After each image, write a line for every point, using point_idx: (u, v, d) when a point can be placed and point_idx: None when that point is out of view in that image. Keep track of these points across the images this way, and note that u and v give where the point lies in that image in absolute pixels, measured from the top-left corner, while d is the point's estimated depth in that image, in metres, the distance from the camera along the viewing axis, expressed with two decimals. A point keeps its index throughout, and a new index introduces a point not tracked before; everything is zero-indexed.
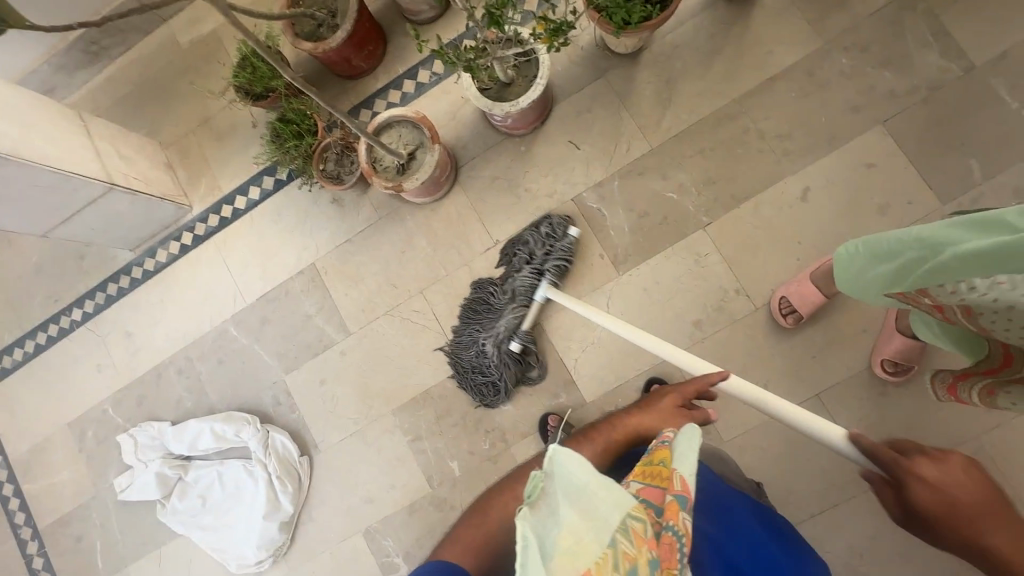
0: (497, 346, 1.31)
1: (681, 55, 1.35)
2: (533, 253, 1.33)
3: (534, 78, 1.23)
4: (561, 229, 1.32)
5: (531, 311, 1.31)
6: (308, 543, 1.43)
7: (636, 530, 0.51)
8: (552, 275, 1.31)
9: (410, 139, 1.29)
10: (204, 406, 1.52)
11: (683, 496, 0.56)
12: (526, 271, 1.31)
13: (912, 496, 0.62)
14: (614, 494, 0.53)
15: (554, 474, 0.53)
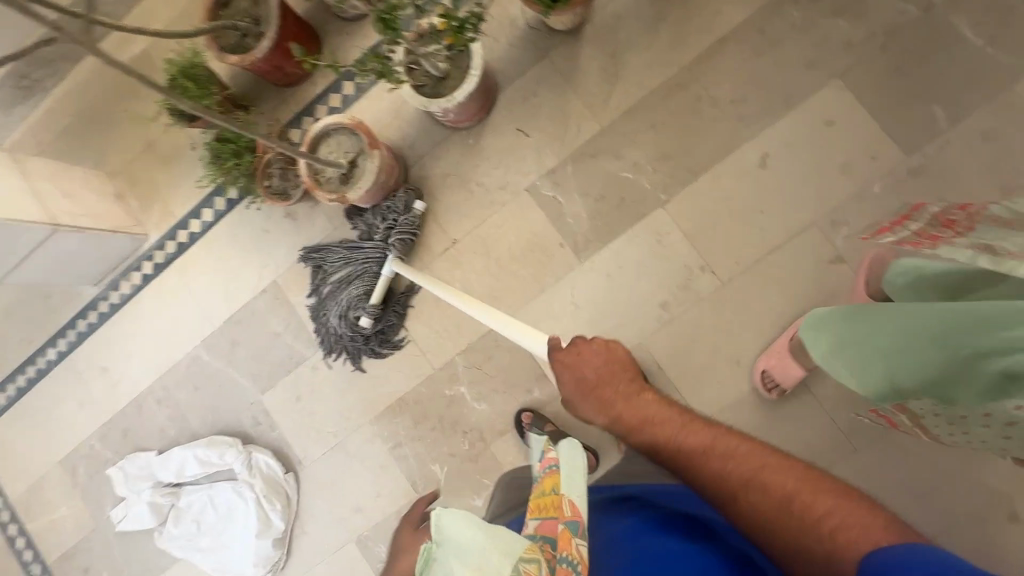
0: (348, 317, 1.37)
1: (625, 25, 1.28)
2: (374, 229, 1.36)
3: (468, 69, 1.18)
4: (399, 202, 1.34)
5: (378, 283, 1.34)
6: (304, 556, 1.46)
7: (529, 572, 0.58)
8: (397, 248, 1.33)
9: (350, 148, 1.24)
10: (187, 432, 1.53)
11: (575, 521, 0.62)
12: (371, 246, 1.35)
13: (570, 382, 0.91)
14: (500, 544, 0.59)
15: (443, 544, 0.60)
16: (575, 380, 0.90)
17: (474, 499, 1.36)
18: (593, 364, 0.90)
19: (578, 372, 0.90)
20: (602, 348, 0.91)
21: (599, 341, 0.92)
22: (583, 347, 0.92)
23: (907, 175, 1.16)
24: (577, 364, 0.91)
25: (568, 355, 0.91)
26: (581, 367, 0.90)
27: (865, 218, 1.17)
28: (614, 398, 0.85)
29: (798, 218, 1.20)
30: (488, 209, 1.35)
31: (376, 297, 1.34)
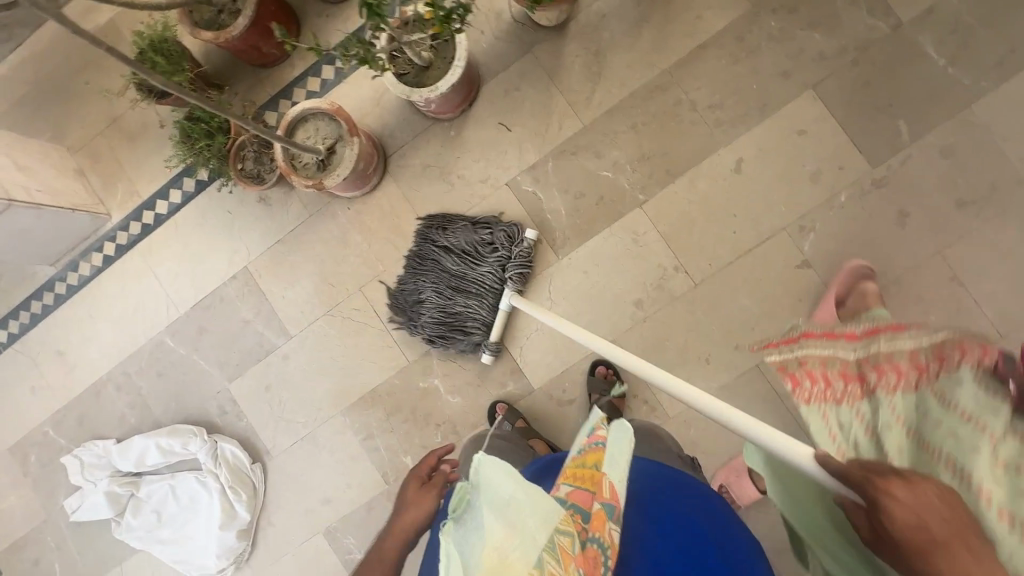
0: (463, 340, 1.31)
1: (609, 24, 1.29)
2: (499, 254, 1.29)
3: (452, 60, 1.17)
4: (511, 232, 1.29)
5: (497, 319, 1.29)
6: (269, 548, 1.43)
7: (562, 547, 0.57)
8: (516, 283, 1.28)
9: (330, 135, 1.21)
10: (148, 420, 1.48)
11: (611, 506, 0.67)
12: (492, 272, 1.29)
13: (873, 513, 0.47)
14: (541, 510, 0.57)
15: (479, 484, 0.58)
16: (892, 530, 0.46)
17: None
18: (920, 515, 0.45)
19: (892, 517, 0.45)
20: (944, 499, 0.45)
21: (940, 487, 0.46)
22: (913, 479, 0.46)
23: (871, 186, 1.21)
24: (898, 509, 0.45)
25: (875, 480, 0.47)
26: (911, 511, 0.45)
27: (831, 226, 1.22)
28: None
29: (769, 224, 1.24)
30: (468, 201, 1.34)
31: (497, 334, 1.30)
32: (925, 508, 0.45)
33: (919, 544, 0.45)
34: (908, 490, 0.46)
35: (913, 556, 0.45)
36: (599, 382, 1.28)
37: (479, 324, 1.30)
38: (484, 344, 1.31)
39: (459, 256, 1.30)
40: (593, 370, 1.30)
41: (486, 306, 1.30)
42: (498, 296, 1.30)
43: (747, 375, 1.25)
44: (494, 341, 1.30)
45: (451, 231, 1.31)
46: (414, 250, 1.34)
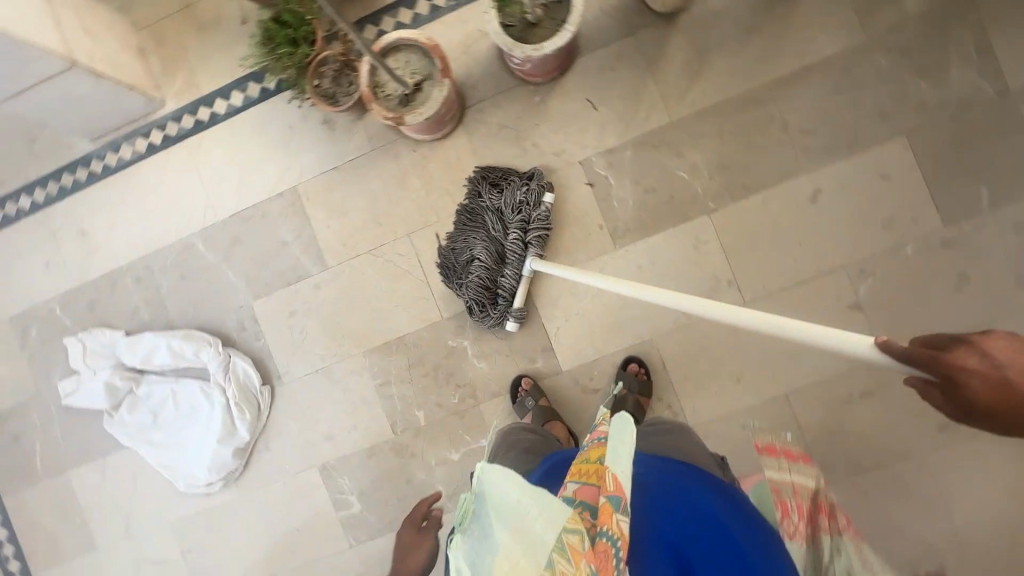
0: (489, 307, 1.28)
1: (720, 24, 1.26)
2: (526, 216, 1.27)
3: (562, 23, 1.13)
4: (536, 195, 1.27)
5: (521, 286, 1.27)
6: (261, 471, 1.42)
7: (572, 545, 0.62)
8: (536, 247, 1.26)
9: (418, 70, 1.16)
10: (162, 320, 1.44)
11: (616, 495, 0.64)
12: (519, 234, 1.26)
13: (959, 387, 0.47)
14: (544, 515, 0.62)
15: (487, 499, 0.64)
16: (978, 400, 0.46)
17: (450, 453, 1.36)
18: (993, 377, 0.45)
19: (971, 389, 0.46)
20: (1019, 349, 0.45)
21: (1003, 336, 0.46)
22: (977, 340, 0.46)
23: (939, 244, 1.21)
24: (974, 383, 0.46)
25: (945, 358, 0.47)
26: (995, 371, 0.45)
27: (891, 275, 1.23)
28: None
29: (830, 260, 1.24)
30: (537, 171, 1.32)
31: (520, 301, 1.28)
32: (1014, 351, 0.45)
33: (1013, 401, 0.44)
34: (981, 351, 0.46)
35: (1008, 413, 0.45)
36: (629, 378, 1.28)
37: (506, 293, 1.27)
38: (510, 313, 1.29)
39: (493, 216, 1.27)
40: (625, 366, 1.29)
41: (514, 272, 1.27)
42: (521, 263, 1.27)
43: (774, 401, 1.27)
44: (520, 310, 1.28)
45: (489, 191, 1.28)
46: (465, 205, 1.31)
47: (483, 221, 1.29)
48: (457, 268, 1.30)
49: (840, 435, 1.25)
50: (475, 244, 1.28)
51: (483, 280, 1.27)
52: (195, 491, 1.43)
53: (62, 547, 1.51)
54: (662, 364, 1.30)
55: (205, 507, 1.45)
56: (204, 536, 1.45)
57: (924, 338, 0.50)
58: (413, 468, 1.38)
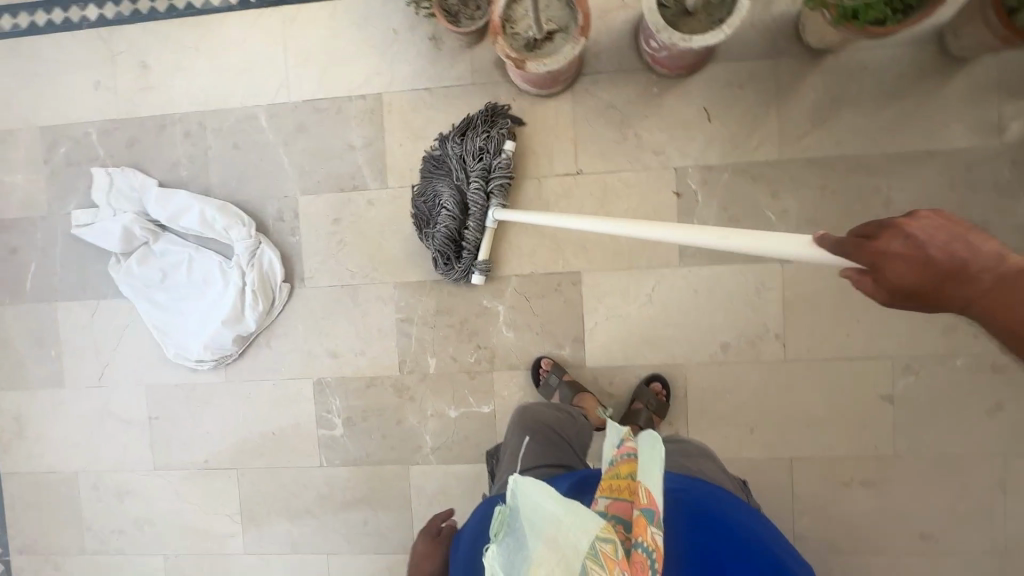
0: (452, 257, 1.24)
1: (861, 79, 1.21)
2: (488, 164, 1.22)
3: (717, 23, 1.06)
4: (496, 142, 1.22)
5: (485, 238, 1.23)
6: (256, 365, 1.39)
7: (606, 553, 0.55)
8: (500, 197, 1.22)
9: (554, 18, 1.09)
10: (200, 183, 1.37)
11: (650, 510, 0.60)
12: (480, 181, 1.21)
13: (889, 272, 0.49)
14: (579, 520, 0.56)
15: (522, 506, 0.57)
16: (905, 282, 0.49)
17: (448, 408, 1.34)
18: (921, 262, 0.48)
19: (899, 272, 0.49)
20: (944, 228, 0.48)
21: (927, 216, 0.49)
22: (903, 222, 0.49)
23: (988, 367, 1.21)
24: (904, 272, 0.49)
25: (872, 245, 0.50)
26: (920, 248, 0.48)
27: (932, 380, 1.22)
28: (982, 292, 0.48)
29: (880, 347, 1.23)
30: (629, 163, 1.27)
31: (485, 255, 1.25)
32: (933, 230, 0.48)
33: (938, 278, 0.48)
34: (905, 233, 0.49)
35: (931, 290, 0.49)
36: (648, 394, 1.26)
37: (470, 246, 1.24)
38: (475, 266, 1.25)
39: (455, 164, 1.23)
40: (648, 382, 1.28)
41: (477, 225, 1.23)
42: (484, 214, 1.23)
43: (776, 461, 1.27)
44: (482, 263, 1.25)
45: (455, 137, 1.24)
46: (430, 152, 1.27)
47: (447, 169, 1.25)
48: (425, 218, 1.26)
49: (826, 513, 1.26)
50: (440, 193, 1.24)
51: (449, 231, 1.23)
52: (182, 363, 1.39)
53: (31, 374, 1.46)
54: (684, 391, 1.29)
55: (187, 382, 1.41)
56: (178, 409, 1.42)
57: (854, 229, 0.52)
58: (407, 411, 1.35)
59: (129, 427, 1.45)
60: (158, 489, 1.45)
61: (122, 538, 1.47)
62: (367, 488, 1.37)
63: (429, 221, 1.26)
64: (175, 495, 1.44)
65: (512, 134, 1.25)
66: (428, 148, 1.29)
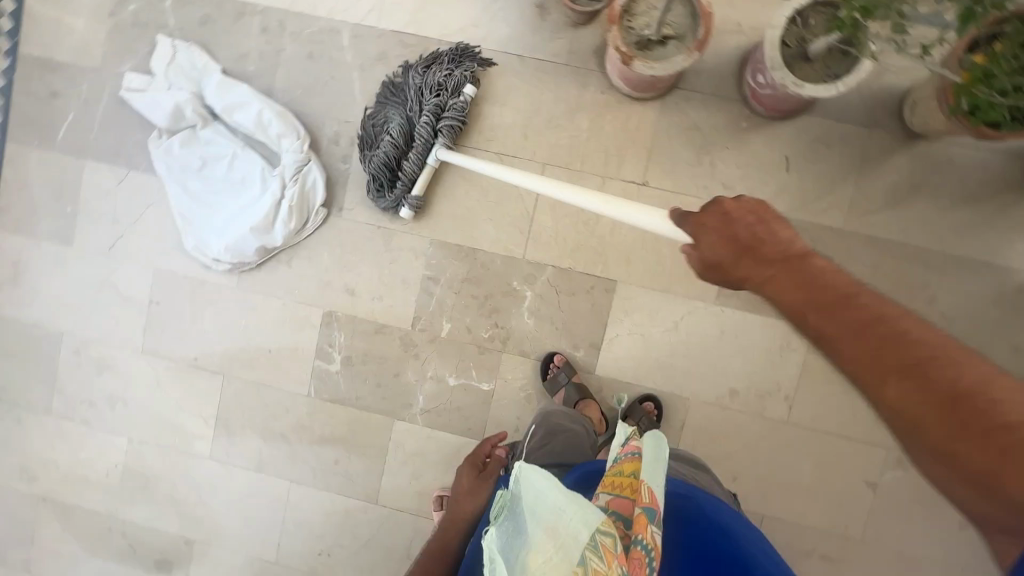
0: (387, 184, 1.25)
1: (946, 173, 1.19)
2: (443, 102, 1.21)
3: (832, 77, 1.04)
4: (455, 82, 1.21)
5: (423, 175, 1.23)
6: (271, 279, 1.36)
7: (606, 546, 0.54)
8: (447, 137, 1.21)
9: (674, 22, 1.05)
10: (263, 83, 1.33)
11: (652, 510, 0.59)
12: (431, 116, 1.20)
13: (704, 240, 0.65)
14: (579, 511, 0.55)
15: (522, 493, 0.57)
16: (714, 248, 0.64)
17: (449, 375, 1.33)
18: (711, 229, 0.65)
19: (699, 237, 0.66)
20: (749, 209, 0.62)
21: (737, 199, 0.64)
22: (724, 202, 0.65)
23: None
24: (700, 235, 0.66)
25: (694, 216, 0.67)
26: (723, 222, 0.64)
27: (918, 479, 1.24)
28: (759, 266, 0.59)
29: (879, 435, 1.24)
30: (695, 188, 1.25)
31: (419, 191, 1.25)
32: (736, 210, 0.63)
33: (735, 250, 0.62)
34: (721, 212, 0.65)
35: (726, 258, 0.63)
36: (638, 412, 1.25)
37: (406, 178, 1.23)
38: (406, 199, 1.25)
39: (412, 94, 1.22)
40: (641, 401, 1.27)
41: (418, 158, 1.23)
42: (428, 151, 1.22)
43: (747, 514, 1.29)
44: (416, 198, 1.25)
45: (419, 67, 1.23)
46: (393, 77, 1.26)
47: (403, 98, 1.24)
48: (371, 140, 1.26)
49: None
50: (389, 119, 1.24)
51: (389, 158, 1.23)
52: (197, 257, 1.36)
53: (40, 223, 1.42)
54: (681, 424, 1.29)
55: (198, 277, 1.38)
56: (182, 300, 1.40)
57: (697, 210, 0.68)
58: (408, 367, 1.34)
59: (126, 304, 1.42)
60: (139, 372, 1.43)
61: (91, 410, 1.45)
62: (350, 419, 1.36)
63: (374, 144, 1.26)
64: (155, 382, 1.42)
65: (475, 79, 1.24)
66: (392, 73, 1.28)
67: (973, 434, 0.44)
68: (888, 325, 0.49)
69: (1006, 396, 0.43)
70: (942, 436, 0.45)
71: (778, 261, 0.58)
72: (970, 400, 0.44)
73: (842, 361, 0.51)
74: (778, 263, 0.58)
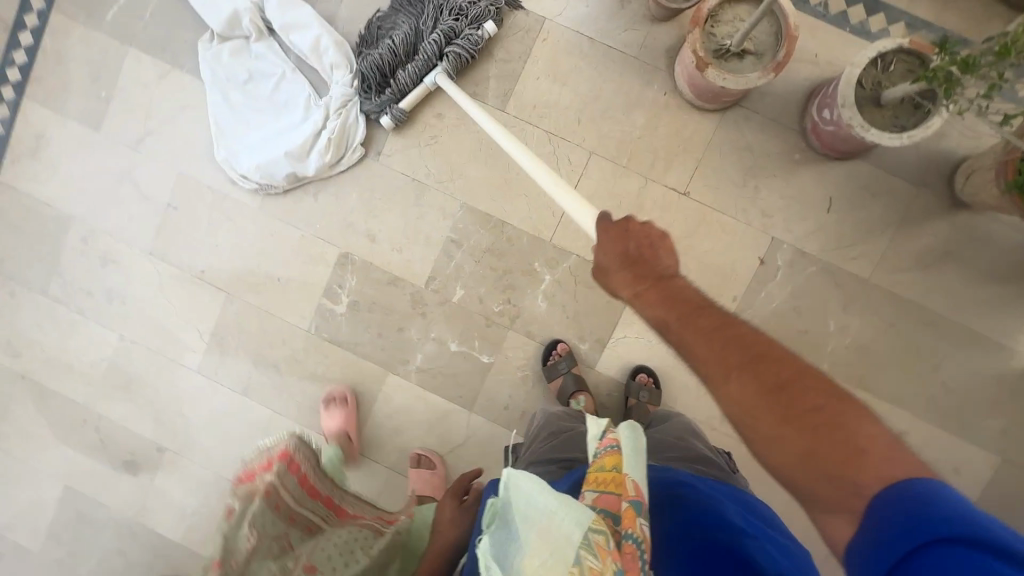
0: (371, 92, 1.26)
1: (981, 246, 1.19)
2: (456, 27, 1.21)
3: (898, 128, 1.03)
4: (478, 14, 1.22)
5: (415, 91, 1.25)
6: (294, 208, 1.35)
7: (599, 543, 0.52)
8: (451, 62, 1.22)
9: (757, 39, 1.04)
10: (328, 10, 1.30)
11: (638, 501, 0.56)
12: (438, 36, 1.21)
13: (603, 251, 0.74)
14: (569, 509, 0.54)
15: (513, 499, 0.56)
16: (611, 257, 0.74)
17: (452, 341, 1.33)
18: (614, 246, 0.74)
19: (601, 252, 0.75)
20: (646, 233, 0.73)
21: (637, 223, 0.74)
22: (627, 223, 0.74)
23: None
24: (604, 252, 0.74)
25: (600, 225, 0.76)
26: (624, 240, 0.73)
27: None
28: (643, 283, 0.70)
29: None
30: (735, 208, 1.24)
31: (405, 104, 1.25)
32: (633, 231, 0.74)
33: (626, 262, 0.72)
34: (620, 229, 0.74)
35: (617, 268, 0.73)
36: (636, 386, 1.25)
37: (395, 87, 1.24)
38: (391, 109, 1.26)
39: (429, 10, 1.22)
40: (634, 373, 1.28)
41: (414, 73, 1.23)
42: (426, 68, 1.23)
43: None
44: (403, 111, 1.26)
45: None
46: None
47: (419, 12, 1.25)
48: (370, 41, 1.27)
49: None
50: (398, 26, 1.25)
51: (384, 62, 1.24)
52: (224, 169, 1.34)
53: (71, 101, 1.39)
54: None
55: (222, 191, 1.37)
56: (200, 210, 1.38)
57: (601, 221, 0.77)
58: (412, 324, 1.34)
59: (144, 202, 1.40)
60: (141, 272, 1.41)
61: (87, 300, 1.43)
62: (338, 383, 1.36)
63: (373, 46, 1.27)
64: (156, 284, 1.41)
65: (498, 16, 1.24)
66: None
67: (792, 421, 0.56)
68: (731, 333, 0.63)
69: (820, 390, 0.57)
70: (765, 416, 0.58)
71: (661, 280, 0.70)
72: (783, 387, 0.58)
73: (700, 362, 0.63)
74: (661, 282, 0.70)
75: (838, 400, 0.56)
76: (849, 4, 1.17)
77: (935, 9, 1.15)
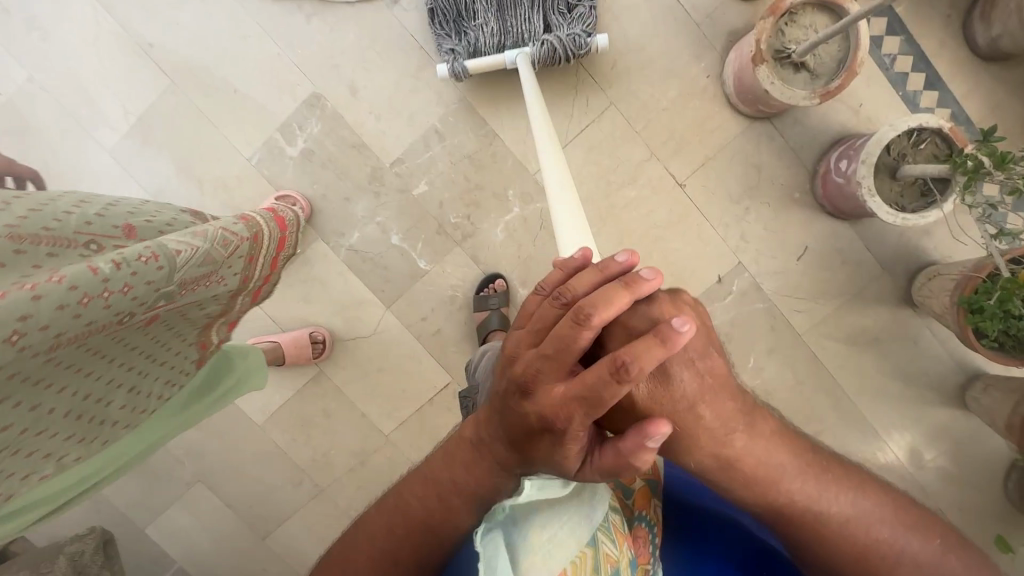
0: (450, 29, 1.12)
1: (906, 345, 1.25)
2: (557, 17, 1.11)
3: (896, 207, 1.02)
4: (592, 25, 1.10)
5: (491, 60, 1.09)
6: (282, 20, 1.19)
7: (615, 527, 0.57)
8: (541, 51, 1.09)
9: (821, 57, 0.98)
10: None
11: (650, 483, 0.65)
12: (536, 20, 1.10)
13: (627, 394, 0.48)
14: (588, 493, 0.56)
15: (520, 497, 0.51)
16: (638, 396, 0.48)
17: (395, 233, 1.24)
18: (569, 402, 0.46)
19: (552, 393, 0.47)
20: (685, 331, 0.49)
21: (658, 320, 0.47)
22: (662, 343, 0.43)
23: None
24: (545, 399, 0.48)
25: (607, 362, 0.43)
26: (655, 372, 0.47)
27: None
28: (726, 446, 0.52)
29: None
30: (720, 219, 1.21)
31: (475, 67, 1.09)
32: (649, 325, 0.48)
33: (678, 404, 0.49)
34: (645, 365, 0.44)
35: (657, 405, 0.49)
36: None
37: (471, 41, 1.11)
38: (454, 60, 1.10)
39: None
40: None
41: (496, 42, 1.11)
42: (511, 39, 1.11)
43: None
44: (466, 71, 1.10)
45: None
46: None
47: None
48: None
49: None
50: None
51: (466, 13, 1.11)
52: None
53: None
54: None
55: None
56: None
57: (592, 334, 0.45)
58: (360, 199, 1.23)
59: None
60: (80, 15, 1.20)
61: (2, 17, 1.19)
62: (297, 193, 1.22)
63: None
64: (92, 36, 1.20)
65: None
66: None
67: None
68: (859, 493, 0.55)
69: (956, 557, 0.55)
70: None
71: (749, 428, 0.52)
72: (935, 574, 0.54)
73: (832, 550, 0.55)
74: (748, 425, 0.52)
75: (953, 539, 0.56)
76: (912, 69, 1.13)
77: (982, 110, 1.14)
